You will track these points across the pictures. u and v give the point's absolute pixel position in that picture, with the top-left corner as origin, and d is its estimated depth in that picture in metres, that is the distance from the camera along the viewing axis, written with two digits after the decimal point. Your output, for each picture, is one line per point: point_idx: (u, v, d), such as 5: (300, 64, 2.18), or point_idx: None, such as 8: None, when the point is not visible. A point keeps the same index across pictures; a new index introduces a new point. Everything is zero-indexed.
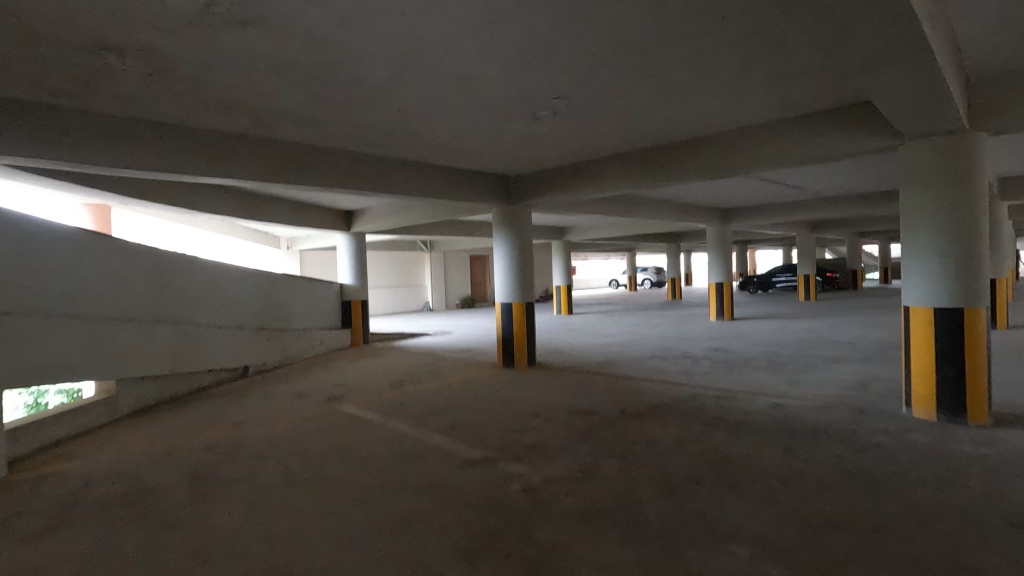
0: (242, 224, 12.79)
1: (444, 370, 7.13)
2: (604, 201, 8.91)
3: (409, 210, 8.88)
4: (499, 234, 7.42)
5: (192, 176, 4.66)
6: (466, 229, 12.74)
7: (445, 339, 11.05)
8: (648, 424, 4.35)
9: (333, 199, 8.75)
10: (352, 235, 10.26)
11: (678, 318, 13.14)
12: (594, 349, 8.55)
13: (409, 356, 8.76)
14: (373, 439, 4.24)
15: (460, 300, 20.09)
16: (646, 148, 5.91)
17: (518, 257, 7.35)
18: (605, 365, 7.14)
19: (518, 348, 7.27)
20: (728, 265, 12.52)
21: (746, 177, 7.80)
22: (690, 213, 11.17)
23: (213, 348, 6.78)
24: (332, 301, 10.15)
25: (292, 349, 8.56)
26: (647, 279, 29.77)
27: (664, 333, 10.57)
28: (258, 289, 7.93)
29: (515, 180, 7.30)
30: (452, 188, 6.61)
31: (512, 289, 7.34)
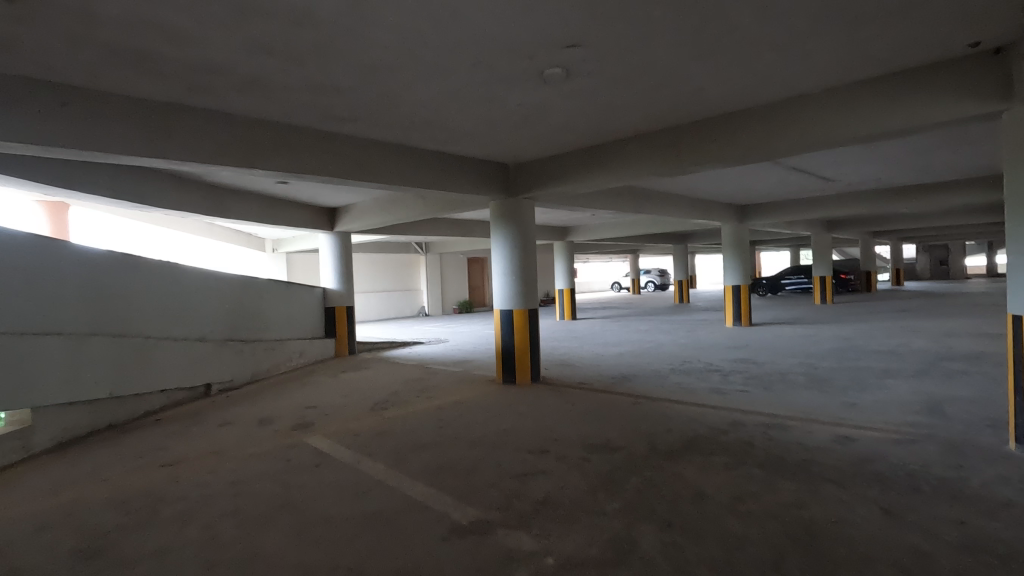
0: (220, 226, 11.88)
1: (436, 388, 6.20)
2: (614, 195, 7.98)
3: (397, 206, 7.95)
4: (498, 231, 6.47)
5: (114, 156, 3.72)
6: (462, 229, 11.82)
7: (440, 348, 10.11)
8: (689, 467, 3.40)
9: (312, 194, 7.83)
10: (336, 235, 9.33)
11: (692, 324, 12.20)
12: (606, 362, 7.61)
13: (397, 369, 7.80)
14: (337, 490, 3.30)
15: (458, 305, 19.15)
16: (672, 126, 4.99)
17: (520, 258, 6.40)
18: (620, 381, 6.21)
19: (520, 361, 6.31)
20: (745, 267, 11.63)
21: (776, 166, 6.89)
22: (706, 210, 10.26)
23: (167, 365, 5.86)
24: (314, 307, 9.20)
25: (266, 362, 7.61)
26: (651, 283, 28.87)
27: (679, 341, 9.64)
28: (223, 295, 7.00)
29: (516, 169, 6.37)
30: (444, 177, 5.69)
31: (512, 294, 6.38)
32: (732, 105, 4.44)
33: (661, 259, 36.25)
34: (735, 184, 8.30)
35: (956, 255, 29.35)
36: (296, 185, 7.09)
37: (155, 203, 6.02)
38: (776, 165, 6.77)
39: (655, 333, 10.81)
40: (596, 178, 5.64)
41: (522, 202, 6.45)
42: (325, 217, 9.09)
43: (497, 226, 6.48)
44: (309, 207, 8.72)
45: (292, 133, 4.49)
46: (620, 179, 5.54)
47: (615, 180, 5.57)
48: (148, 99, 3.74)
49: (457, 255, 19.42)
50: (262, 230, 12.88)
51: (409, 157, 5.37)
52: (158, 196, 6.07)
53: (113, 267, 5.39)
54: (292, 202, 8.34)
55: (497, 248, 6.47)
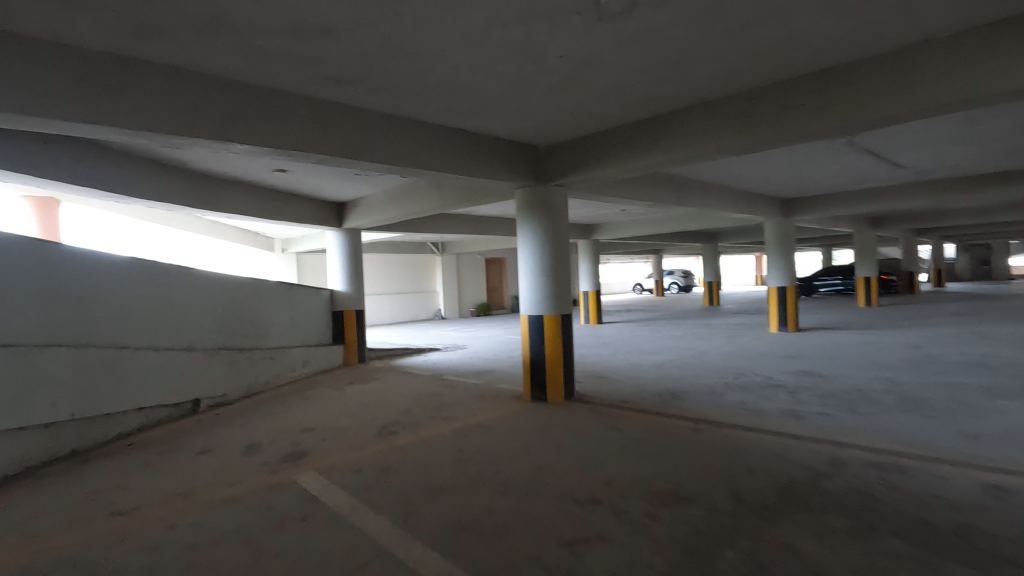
0: (224, 224, 11.18)
1: (453, 407, 5.33)
2: (654, 185, 7.06)
3: (411, 197, 7.12)
4: (524, 225, 5.60)
5: (47, 121, 2.92)
6: (481, 226, 10.96)
7: (457, 356, 9.27)
8: (801, 534, 2.51)
9: (318, 186, 7.05)
10: (344, 231, 8.54)
11: (730, 329, 11.20)
12: (647, 374, 6.68)
13: (411, 381, 6.95)
14: (327, 561, 2.46)
15: (475, 308, 18.33)
16: (744, 93, 4.10)
17: (551, 255, 5.52)
18: (670, 399, 5.29)
19: (551, 375, 5.42)
20: (791, 266, 10.62)
21: (848, 147, 5.92)
22: (750, 204, 9.27)
23: (144, 380, 5.08)
24: (320, 311, 8.40)
25: (264, 373, 6.81)
26: (674, 284, 27.83)
27: (722, 348, 8.65)
28: (212, 299, 6.23)
29: (547, 152, 5.51)
30: (464, 159, 4.83)
31: (542, 297, 5.49)
32: (829, 57, 3.52)
33: (684, 260, 35.10)
34: (791, 171, 7.32)
35: (998, 255, 27.85)
36: (296, 174, 6.29)
37: (136, 193, 5.26)
38: (849, 145, 5.81)
39: (693, 339, 9.84)
40: (645, 159, 4.75)
41: (554, 189, 5.56)
42: (331, 212, 8.29)
43: (524, 218, 5.61)
44: (314, 202, 7.95)
45: (280, 99, 3.66)
46: (674, 160, 4.63)
47: (668, 161, 4.66)
48: (88, 47, 2.93)
49: (474, 255, 18.58)
50: (268, 228, 12.16)
51: (425, 133, 4.52)
52: (139, 184, 5.30)
53: (77, 266, 4.64)
54: (296, 195, 7.56)
55: (524, 245, 5.59)
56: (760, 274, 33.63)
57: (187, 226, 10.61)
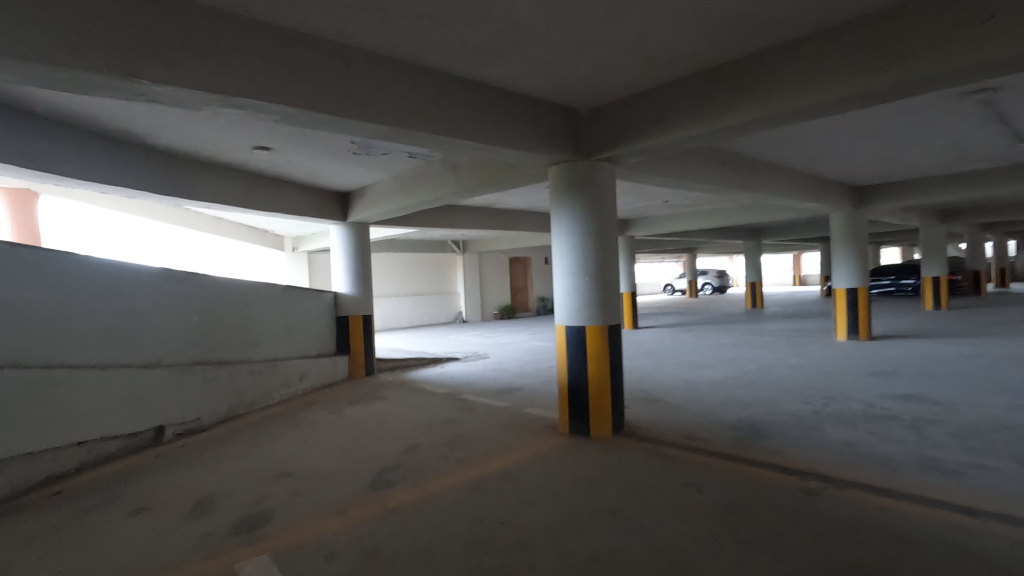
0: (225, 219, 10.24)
1: (472, 444, 4.16)
2: (717, 164, 5.78)
3: (422, 183, 6.01)
4: (558, 213, 4.42)
5: None
6: (504, 221, 9.79)
7: (479, 367, 8.12)
8: None
9: (313, 171, 5.99)
10: (348, 225, 7.47)
11: (790, 337, 9.82)
12: (711, 397, 5.42)
13: (423, 402, 5.82)
14: None
15: (499, 310, 17.20)
16: (888, 13, 2.87)
17: (593, 250, 4.32)
18: (754, 438, 4.04)
19: (596, 403, 4.23)
20: (865, 263, 9.07)
21: (979, 108, 4.58)
22: (820, 191, 7.91)
23: (85, 406, 4.05)
24: (322, 317, 7.34)
25: (250, 392, 5.74)
26: (709, 284, 26.30)
27: (791, 362, 7.32)
28: (182, 304, 5.19)
29: (592, 117, 4.32)
30: (486, 122, 3.66)
31: (584, 303, 4.30)
32: None
33: (717, 260, 33.45)
34: (886, 146, 5.96)
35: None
36: (282, 155, 5.22)
37: (77, 174, 4.23)
38: (980, 104, 4.50)
39: (751, 349, 8.50)
40: (728, 118, 3.53)
41: (599, 165, 4.36)
42: (333, 203, 7.22)
43: (558, 203, 4.42)
44: (313, 191, 6.91)
45: (223, 22, 2.53)
46: (771, 117, 3.40)
47: (763, 119, 3.43)
48: None
49: (498, 254, 17.42)
50: (273, 224, 11.20)
51: (434, 85, 3.37)
52: (82, 163, 4.28)
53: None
54: (289, 181, 6.50)
55: (558, 238, 4.41)
56: (799, 274, 31.81)
57: (184, 223, 9.68)
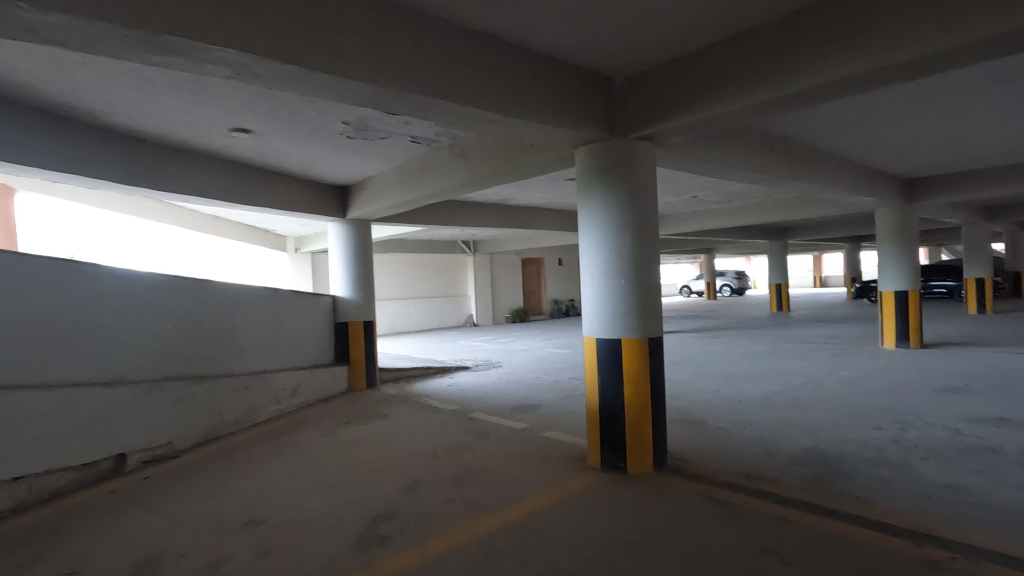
0: (221, 217, 9.62)
1: (484, 482, 3.45)
2: (766, 149, 5.03)
3: (428, 173, 5.31)
4: (587, 203, 3.67)
5: None
6: (517, 218, 9.08)
7: (492, 378, 7.41)
8: None
9: (305, 160, 5.32)
10: (347, 223, 6.80)
11: (830, 344, 9.00)
12: (761, 420, 4.66)
13: (429, 421, 5.12)
14: None
15: (511, 313, 16.49)
16: None
17: (630, 247, 3.57)
18: (832, 478, 3.29)
19: (633, 432, 3.50)
20: (916, 263, 8.24)
21: None
22: (871, 184, 7.11)
23: (25, 434, 3.40)
24: (318, 323, 6.66)
25: (233, 411, 5.07)
26: (728, 286, 25.40)
27: (841, 374, 6.53)
28: (152, 312, 4.54)
29: (629, 86, 3.58)
30: (506, 88, 2.96)
31: (619, 311, 3.56)
32: None
33: (735, 261, 32.49)
34: (960, 127, 5.17)
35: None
36: (266, 141, 4.55)
37: (18, 159, 3.59)
38: None
39: (792, 359, 7.71)
40: (814, 77, 2.80)
41: (637, 144, 3.62)
42: (330, 198, 6.55)
43: (586, 192, 3.68)
44: (308, 185, 6.25)
45: None
46: (872, 73, 2.68)
47: (861, 76, 2.71)
48: None
49: (510, 255, 16.70)
50: (273, 224, 10.60)
51: (441, 39, 2.67)
52: (26, 147, 3.64)
53: None
54: (279, 173, 5.84)
55: (588, 233, 3.66)
56: (820, 276, 30.76)
57: (176, 223, 9.10)
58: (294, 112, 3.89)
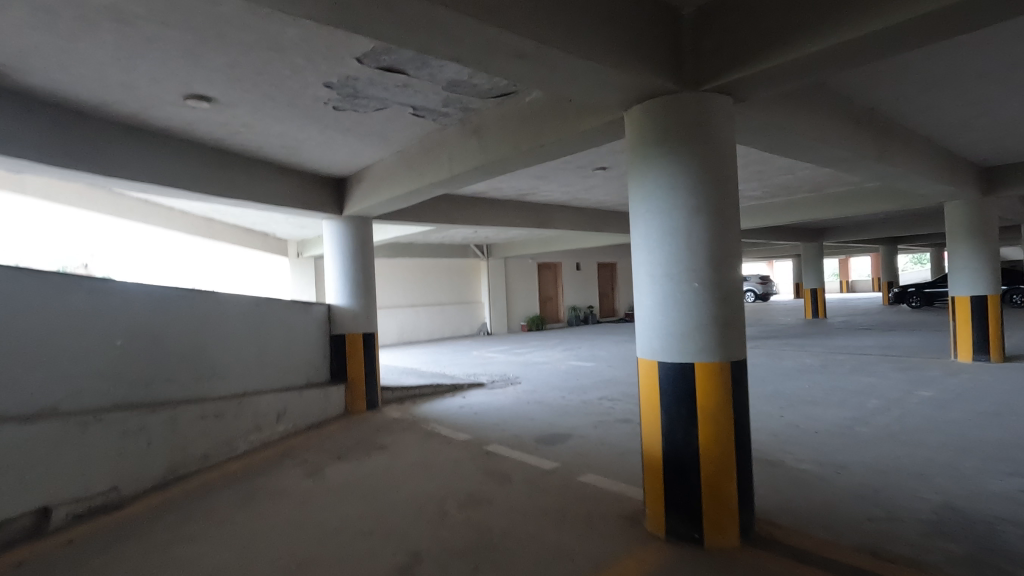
0: (214, 215, 8.87)
1: (506, 561, 2.53)
2: (850, 122, 4.06)
3: (435, 158, 4.42)
4: (642, 183, 2.74)
5: None
6: (536, 216, 8.17)
7: (510, 397, 6.48)
8: None
9: (288, 144, 4.46)
10: (344, 221, 5.95)
11: (892, 357, 7.95)
12: (854, 461, 3.68)
13: (436, 457, 4.22)
14: None
15: (527, 320, 15.57)
16: None
17: (702, 239, 2.62)
18: (998, 564, 2.32)
19: (711, 489, 2.56)
20: (995, 264, 7.14)
21: None
22: (951, 172, 6.11)
23: None
24: (311, 336, 5.80)
25: (199, 444, 4.18)
26: (753, 292, 24.27)
27: (923, 395, 5.53)
28: (96, 325, 3.66)
29: (703, 20, 2.65)
30: (536, 6, 2.06)
31: (690, 326, 2.61)
32: None
33: (758, 266, 31.34)
34: None
35: None
36: (235, 116, 3.70)
37: None
38: None
39: (855, 375, 6.70)
40: None
41: (713, 99, 2.66)
42: (323, 192, 5.70)
43: (642, 167, 2.74)
44: (298, 176, 5.41)
45: None
46: None
47: None
48: None
49: (525, 260, 15.78)
50: (272, 226, 9.84)
51: None
52: None
53: None
54: (260, 161, 4.99)
55: (643, 222, 2.73)
56: (847, 280, 29.43)
57: (165, 225, 8.36)
58: (260, 69, 3.02)
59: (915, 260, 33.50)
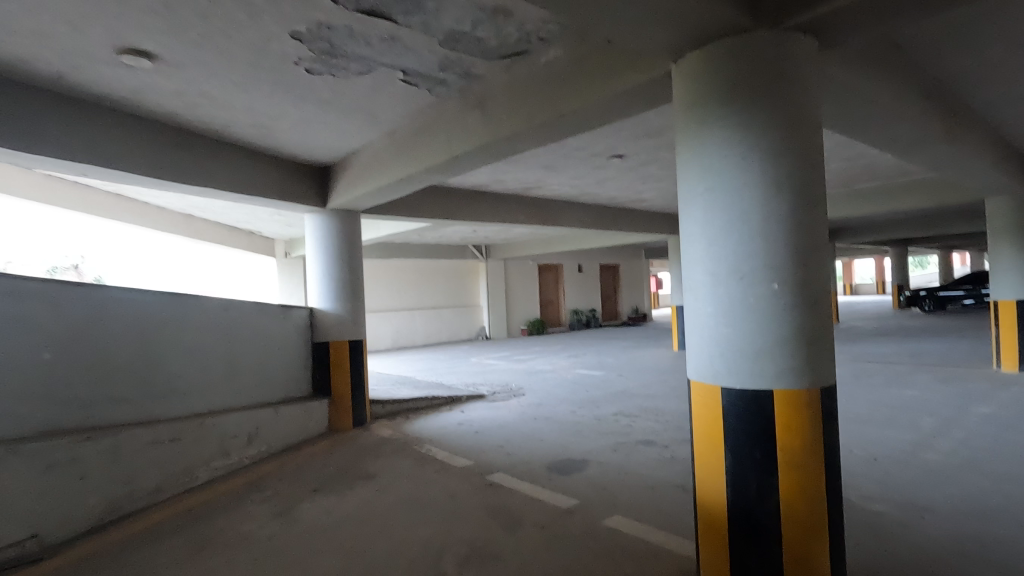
0: (193, 211, 8.22)
1: None
2: (921, 95, 3.44)
3: (430, 138, 3.78)
4: (700, 154, 2.11)
5: None
6: (540, 213, 7.53)
7: (514, 411, 5.83)
8: None
9: (259, 122, 3.82)
10: (328, 214, 5.30)
11: (926, 365, 7.33)
12: (936, 503, 3.04)
13: (430, 490, 3.58)
14: None
15: (527, 324, 14.92)
16: None
17: (782, 226, 1.97)
18: None
19: (796, 557, 1.91)
20: None
21: None
22: (1004, 164, 5.51)
23: None
24: (290, 344, 5.13)
25: (149, 476, 3.52)
26: None
27: (979, 412, 4.91)
28: (18, 333, 3.00)
29: None
30: None
31: (767, 342, 1.95)
32: None
33: None
34: None
35: None
36: (188, 82, 3.06)
37: None
38: None
39: (893, 387, 6.08)
40: None
41: (795, 41, 2.02)
42: (304, 181, 5.05)
43: (699, 133, 2.12)
44: (275, 163, 4.76)
45: None
46: None
47: None
48: None
49: (525, 262, 15.12)
50: (256, 223, 9.19)
51: None
52: None
53: None
54: (230, 143, 4.34)
55: (700, 204, 2.10)
56: (852, 284, 28.87)
57: (138, 220, 7.68)
58: (207, 12, 2.38)
59: (919, 264, 33.00)
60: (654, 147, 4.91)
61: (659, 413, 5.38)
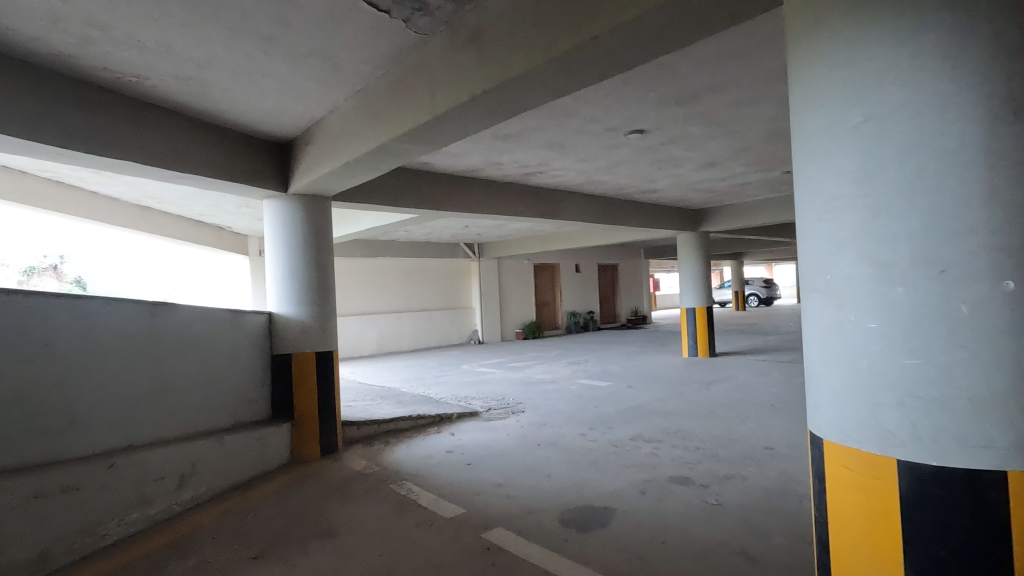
0: (148, 201, 7.27)
1: None
2: None
3: (409, 93, 2.89)
4: (856, 62, 1.23)
5: None
6: (541, 205, 6.67)
7: (515, 433, 4.95)
8: None
9: (183, 71, 2.92)
10: (289, 200, 4.40)
11: None
12: None
13: (409, 555, 2.70)
14: None
15: (522, 328, 14.06)
16: None
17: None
18: None
19: None
20: None
21: None
22: None
23: None
24: (240, 357, 4.22)
25: (32, 542, 2.61)
26: (756, 299, 22.92)
27: None
28: None
29: None
30: None
31: (999, 388, 1.08)
32: None
33: (756, 269, 30.48)
34: None
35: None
36: None
37: None
38: None
39: None
40: None
41: None
42: (259, 159, 4.14)
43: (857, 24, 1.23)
44: (222, 134, 3.86)
45: None
46: None
47: None
48: None
49: (520, 261, 14.24)
50: (224, 216, 8.24)
51: None
52: None
53: None
54: (158, 105, 3.42)
55: (856, 145, 1.23)
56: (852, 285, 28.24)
57: (83, 212, 6.70)
58: None
59: None
60: (683, 118, 4.06)
61: (687, 437, 4.53)
